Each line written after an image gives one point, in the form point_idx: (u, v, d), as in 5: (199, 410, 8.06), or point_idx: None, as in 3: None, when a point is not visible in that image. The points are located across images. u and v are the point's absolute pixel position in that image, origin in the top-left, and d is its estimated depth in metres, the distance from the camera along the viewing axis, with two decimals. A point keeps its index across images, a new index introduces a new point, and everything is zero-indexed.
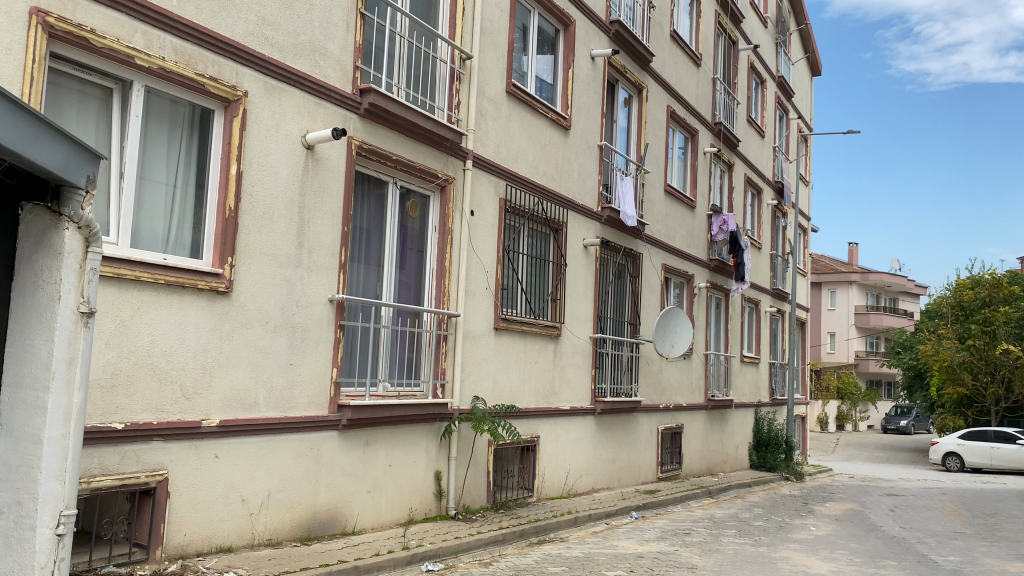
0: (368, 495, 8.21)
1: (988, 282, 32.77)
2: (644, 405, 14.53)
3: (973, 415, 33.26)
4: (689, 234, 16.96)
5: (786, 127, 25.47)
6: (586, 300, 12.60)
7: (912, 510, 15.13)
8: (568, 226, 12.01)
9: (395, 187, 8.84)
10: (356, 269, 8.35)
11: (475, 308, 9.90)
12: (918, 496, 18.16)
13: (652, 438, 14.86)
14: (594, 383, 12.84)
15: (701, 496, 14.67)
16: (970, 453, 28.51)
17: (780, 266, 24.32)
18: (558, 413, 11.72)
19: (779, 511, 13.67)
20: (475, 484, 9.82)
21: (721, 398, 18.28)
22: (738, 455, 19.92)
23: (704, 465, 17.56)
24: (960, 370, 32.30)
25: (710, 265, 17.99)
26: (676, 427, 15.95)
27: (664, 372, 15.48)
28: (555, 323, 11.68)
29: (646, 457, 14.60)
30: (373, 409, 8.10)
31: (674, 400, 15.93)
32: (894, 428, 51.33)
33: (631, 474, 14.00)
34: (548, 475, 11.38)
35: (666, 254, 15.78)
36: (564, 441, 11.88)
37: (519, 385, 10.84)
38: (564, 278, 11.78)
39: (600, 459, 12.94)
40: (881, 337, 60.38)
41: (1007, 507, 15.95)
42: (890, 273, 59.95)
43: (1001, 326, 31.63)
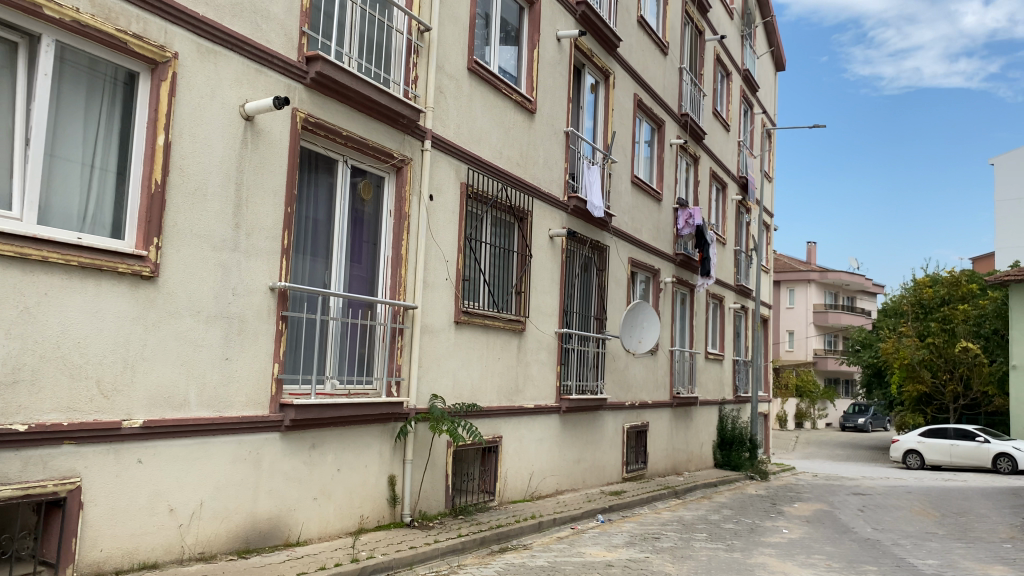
0: (314, 502, 7.52)
1: (947, 280, 33.09)
2: (610, 403, 14.00)
3: (933, 413, 33.48)
4: (656, 228, 16.46)
5: (751, 122, 25.15)
6: (551, 293, 12.01)
7: (881, 510, 14.82)
8: (533, 216, 11.39)
9: (346, 166, 8.15)
10: (301, 255, 7.64)
11: (434, 300, 9.23)
12: (885, 495, 17.90)
13: (618, 437, 14.33)
14: (558, 381, 12.26)
15: (668, 497, 14.18)
16: (931, 451, 28.55)
17: (745, 263, 23.98)
18: (521, 412, 11.12)
19: (749, 512, 13.23)
20: (432, 488, 9.17)
21: (686, 396, 17.84)
22: (703, 454, 19.52)
23: (670, 464, 17.09)
24: (920, 368, 32.45)
25: (676, 260, 17.52)
26: (642, 426, 15.45)
27: (630, 370, 14.96)
28: (519, 317, 11.06)
29: (612, 457, 14.06)
30: (319, 409, 7.41)
31: (640, 398, 15.42)
32: (852, 425, 51.60)
33: (596, 475, 13.46)
34: (510, 478, 10.77)
35: (633, 248, 15.27)
36: (527, 441, 11.28)
37: (480, 382, 10.19)
38: (528, 270, 11.17)
39: (564, 459, 12.36)
40: (839, 336, 60.85)
41: (975, 506, 15.74)
42: (848, 271, 60.42)
43: (960, 324, 31.84)
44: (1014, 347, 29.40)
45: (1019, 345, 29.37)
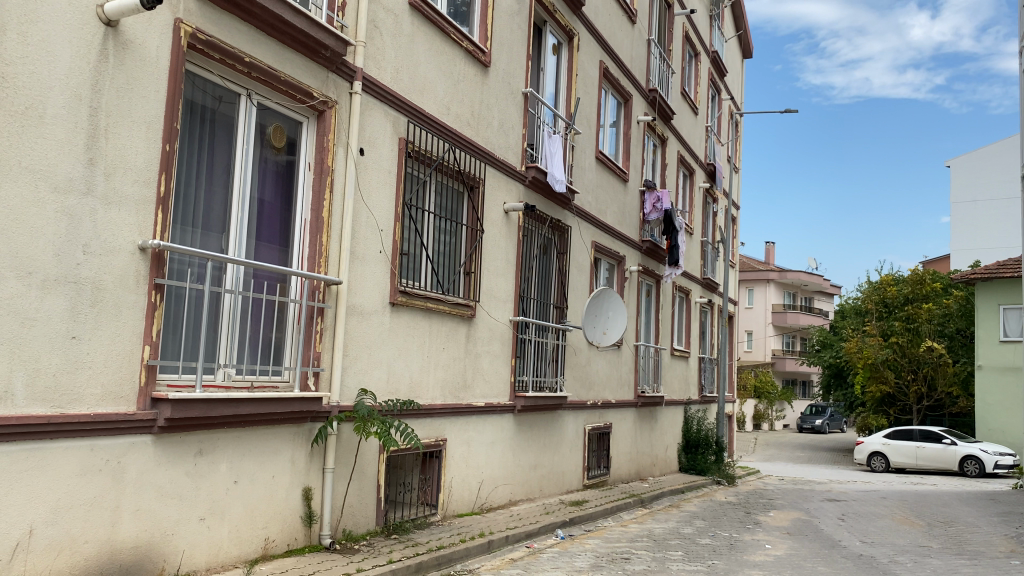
0: (202, 525, 5.91)
1: (911, 278, 32.32)
2: (570, 401, 12.56)
3: (895, 414, 32.71)
4: (621, 211, 15.07)
5: (718, 108, 23.91)
6: (505, 275, 10.51)
7: (862, 519, 13.61)
8: (486, 184, 9.85)
9: (251, 102, 6.55)
10: (186, 210, 6.01)
11: (363, 275, 7.65)
12: (862, 501, 16.75)
13: (579, 439, 12.89)
14: (513, 376, 10.78)
15: (633, 507, 12.79)
16: (896, 453, 27.72)
17: (711, 255, 22.75)
18: (469, 412, 9.61)
19: (723, 524, 11.89)
20: (359, 503, 7.61)
21: (651, 395, 16.49)
22: (667, 456, 18.18)
23: (633, 469, 15.70)
24: (883, 368, 31.70)
25: (642, 247, 16.15)
26: (605, 427, 14.03)
27: (592, 365, 13.53)
28: (468, 301, 9.52)
29: (572, 463, 12.61)
30: (207, 406, 5.80)
31: (603, 396, 14.01)
32: (809, 427, 50.85)
33: (554, 482, 11.99)
34: (456, 488, 9.24)
35: (597, 231, 13.85)
36: (477, 445, 9.77)
37: (421, 376, 8.64)
38: (480, 247, 9.64)
39: (518, 465, 10.86)
40: (796, 337, 60.42)
41: (959, 514, 14.64)
42: (806, 272, 60.01)
43: (924, 324, 31.24)
44: (979, 347, 28.69)
45: (984, 345, 28.68)
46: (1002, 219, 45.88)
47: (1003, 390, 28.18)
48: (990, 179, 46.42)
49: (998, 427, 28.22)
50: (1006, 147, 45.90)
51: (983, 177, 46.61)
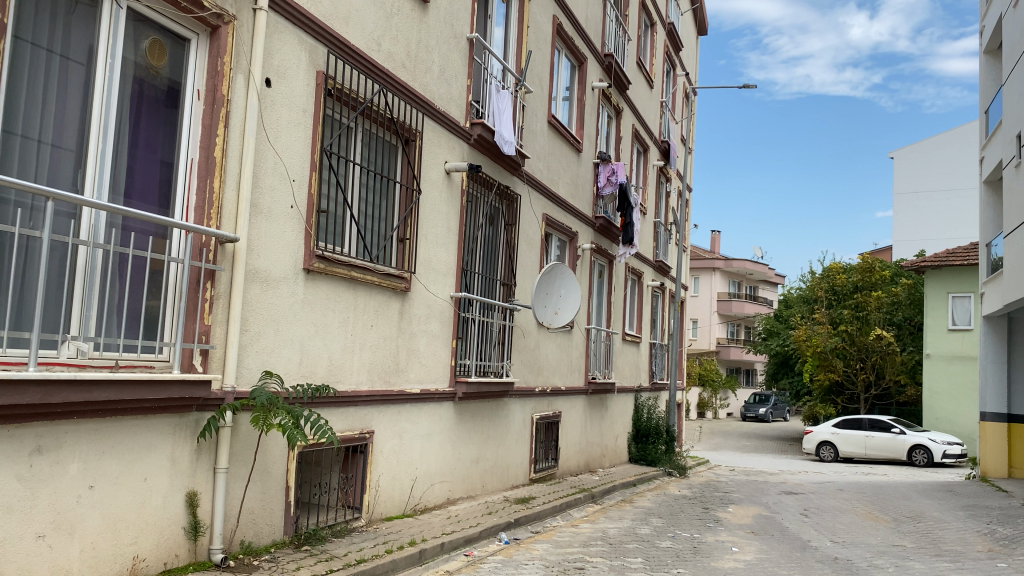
0: (42, 545, 4.56)
1: (861, 266, 32.01)
2: (517, 388, 11.37)
3: (843, 403, 32.39)
4: (574, 182, 13.89)
5: (673, 83, 22.88)
6: (445, 245, 9.23)
7: (826, 514, 12.74)
8: (424, 138, 8.57)
9: (118, 6, 5.19)
10: (23, 138, 4.67)
11: (269, 234, 6.33)
12: (820, 494, 15.97)
13: (525, 429, 11.72)
14: (454, 359, 9.54)
15: (584, 503, 11.67)
16: (846, 443, 27.23)
17: (665, 237, 21.75)
18: (402, 399, 8.35)
19: (682, 522, 10.84)
20: (262, 509, 6.30)
21: (603, 381, 15.40)
22: (618, 447, 17.14)
23: (583, 461, 14.59)
24: (832, 357, 31.31)
25: (596, 225, 15.01)
26: (554, 416, 12.88)
27: (541, 348, 12.35)
28: (402, 272, 8.23)
29: (518, 455, 11.43)
30: (44, 390, 4.43)
31: (552, 383, 12.86)
32: (753, 415, 50.62)
33: (498, 477, 10.79)
34: (383, 488, 7.98)
35: (548, 203, 12.67)
36: (410, 438, 8.52)
37: (344, 357, 7.35)
38: (416, 210, 8.36)
39: (458, 460, 9.63)
40: (741, 325, 60.41)
41: (922, 507, 13.92)
42: (752, 260, 59.99)
43: (873, 312, 30.93)
44: (928, 336, 28.36)
45: (933, 333, 28.34)
46: (943, 209, 46.15)
47: (951, 379, 27.96)
48: (932, 170, 46.50)
49: (945, 416, 28.03)
50: (948, 137, 46.00)
51: (925, 168, 46.66)
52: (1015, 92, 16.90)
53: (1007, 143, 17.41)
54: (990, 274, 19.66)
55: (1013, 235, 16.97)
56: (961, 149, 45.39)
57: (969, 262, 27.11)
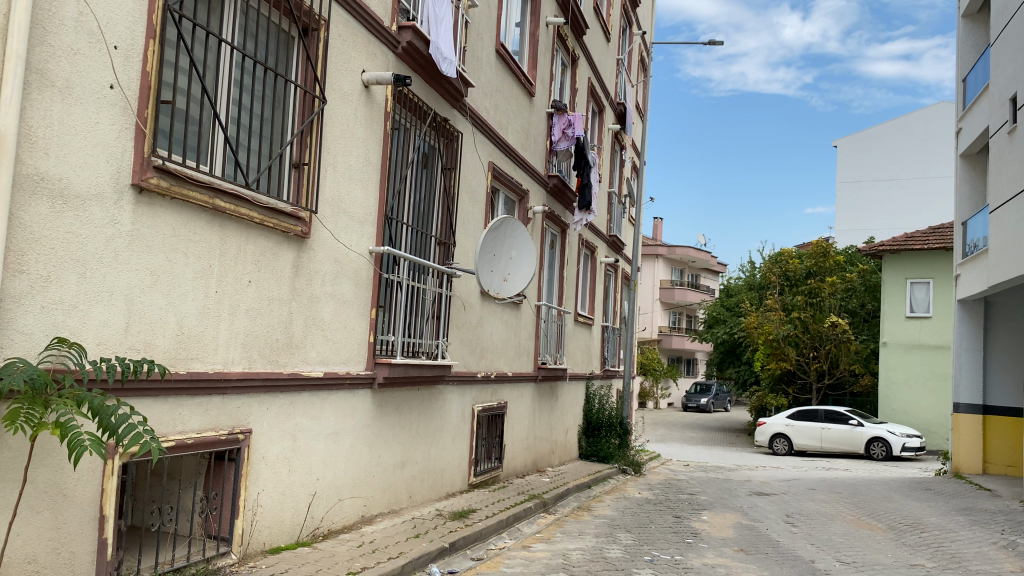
0: None
1: (814, 250, 30.74)
2: (455, 373, 9.19)
3: (794, 393, 31.07)
4: (525, 131, 11.72)
5: (630, 43, 20.82)
6: (362, 184, 6.98)
7: (815, 523, 10.90)
8: (332, 31, 6.33)
9: None
10: None
11: (63, 124, 4.05)
12: (794, 495, 14.20)
13: (463, 424, 9.55)
14: (373, 335, 7.31)
15: (535, 515, 9.56)
16: (800, 435, 25.76)
17: (619, 210, 19.70)
18: (296, 387, 6.13)
19: (656, 539, 8.82)
20: (51, 558, 4.02)
21: (554, 367, 13.32)
22: (567, 442, 15.07)
23: (531, 459, 12.48)
24: (784, 345, 29.93)
25: (549, 185, 12.87)
26: (498, 407, 10.73)
27: (484, 325, 10.17)
28: (299, 210, 5.99)
29: (454, 456, 9.27)
30: None
31: (496, 367, 10.70)
32: (694, 405, 49.32)
33: (430, 483, 8.62)
34: (265, 508, 5.74)
35: (496, 150, 10.46)
36: (309, 439, 6.30)
37: (202, 324, 5.09)
38: (317, 128, 6.14)
39: (376, 465, 7.42)
40: (682, 314, 59.35)
41: (913, 512, 12.24)
42: (695, 248, 58.89)
43: (827, 298, 29.62)
44: (885, 323, 27.12)
45: (890, 320, 27.12)
46: (886, 198, 45.39)
47: (908, 369, 26.77)
48: (876, 158, 45.69)
49: (901, 407, 26.85)
50: (893, 125, 45.26)
51: (871, 157, 45.76)
52: (1006, 52, 15.34)
53: (994, 108, 15.87)
54: (966, 256, 18.21)
55: (999, 210, 15.44)
56: (905, 138, 44.67)
57: (930, 246, 25.96)
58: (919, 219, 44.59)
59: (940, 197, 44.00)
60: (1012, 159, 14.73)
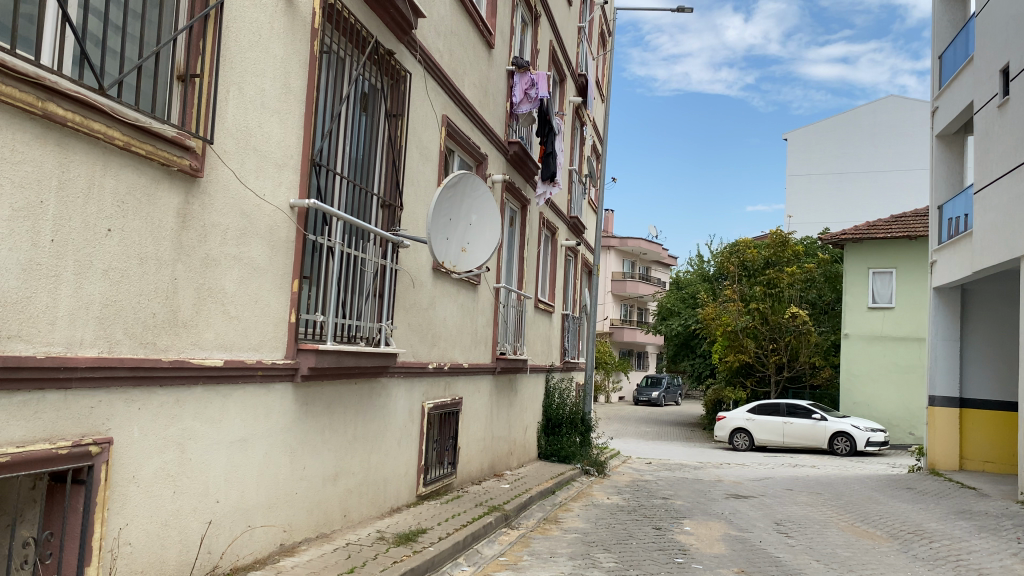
0: None
1: (774, 240, 29.86)
2: (401, 363, 7.65)
3: (752, 386, 30.14)
4: (483, 87, 10.19)
5: (592, 11, 19.41)
6: (278, 117, 5.39)
7: (810, 533, 9.62)
8: None
9: None
10: None
11: None
12: (775, 497, 12.96)
13: (411, 424, 8.00)
14: (295, 314, 5.70)
15: (496, 531, 8.06)
16: (761, 430, 24.76)
17: (579, 190, 18.27)
18: (183, 380, 4.52)
19: (641, 560, 7.37)
20: None
21: (513, 359, 11.84)
22: (526, 440, 13.58)
23: (487, 462, 10.97)
24: (743, 337, 28.98)
25: (508, 152, 11.34)
26: (451, 403, 9.19)
27: (437, 308, 8.64)
28: (185, 137, 4.40)
29: (399, 462, 7.71)
30: None
31: (449, 357, 9.17)
32: (645, 399, 48.33)
33: (368, 497, 7.05)
34: (133, 548, 4.14)
35: (451, 102, 8.89)
36: (202, 449, 4.70)
37: (26, 286, 3.48)
38: (211, 29, 4.57)
39: (299, 479, 5.84)
40: (633, 306, 58.51)
41: (909, 516, 11.07)
42: (646, 240, 58.16)
43: (787, 289, 28.71)
44: (847, 314, 26.33)
45: (853, 311, 26.29)
46: (835, 191, 44.77)
47: (871, 361, 25.99)
48: (827, 151, 45.17)
49: (863, 401, 26.05)
50: (844, 118, 44.88)
51: (821, 150, 45.22)
52: (995, 20, 14.33)
53: (980, 82, 14.84)
54: (943, 241, 17.25)
55: (985, 191, 14.42)
56: (856, 131, 44.26)
57: (893, 234, 25.33)
58: (868, 213, 44.03)
59: (888, 190, 43.43)
60: (1002, 135, 13.69)
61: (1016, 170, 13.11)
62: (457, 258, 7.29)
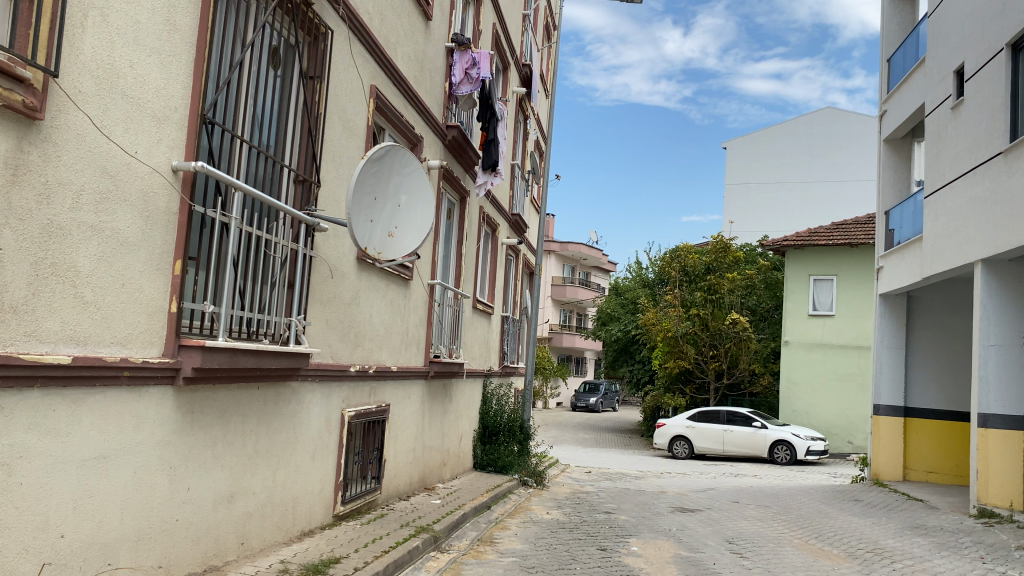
0: None
1: (714, 245, 29.52)
2: (316, 364, 6.65)
3: (692, 393, 29.73)
4: (418, 61, 9.26)
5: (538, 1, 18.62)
6: (157, 57, 4.38)
7: (765, 552, 8.91)
8: None
9: None
10: None
11: None
12: (722, 511, 12.30)
13: (327, 435, 7.00)
14: (179, 303, 4.68)
15: (423, 557, 7.10)
16: (701, 438, 24.30)
17: (521, 187, 17.41)
18: (11, 382, 3.49)
19: None
20: None
21: (447, 362, 10.89)
22: (460, 450, 12.64)
23: (417, 475, 10.00)
24: (683, 343, 28.57)
25: (446, 136, 10.41)
26: (375, 411, 8.21)
27: (360, 303, 7.66)
28: (14, 62, 3.37)
29: (312, 479, 6.71)
30: None
31: (374, 359, 8.19)
32: (583, 405, 47.76)
33: (273, 520, 6.04)
34: None
35: (381, 72, 7.92)
36: (40, 470, 3.67)
37: None
38: None
39: (181, 503, 4.82)
40: (572, 312, 57.99)
41: (863, 532, 10.49)
42: (586, 245, 57.82)
43: (727, 295, 28.40)
44: (787, 321, 26.13)
45: (793, 319, 26.18)
46: (772, 200, 44.96)
47: (810, 369, 25.78)
48: (765, 160, 45.37)
49: (803, 409, 25.82)
50: (782, 128, 45.16)
51: (760, 159, 45.40)
52: (948, 21, 14.02)
53: (932, 83, 14.52)
54: (890, 247, 16.94)
55: (936, 196, 14.07)
56: (793, 141, 44.56)
57: (833, 242, 25.22)
58: (804, 222, 44.40)
59: (824, 200, 43.91)
60: (955, 137, 13.34)
61: (969, 172, 12.76)
62: (384, 242, 6.34)
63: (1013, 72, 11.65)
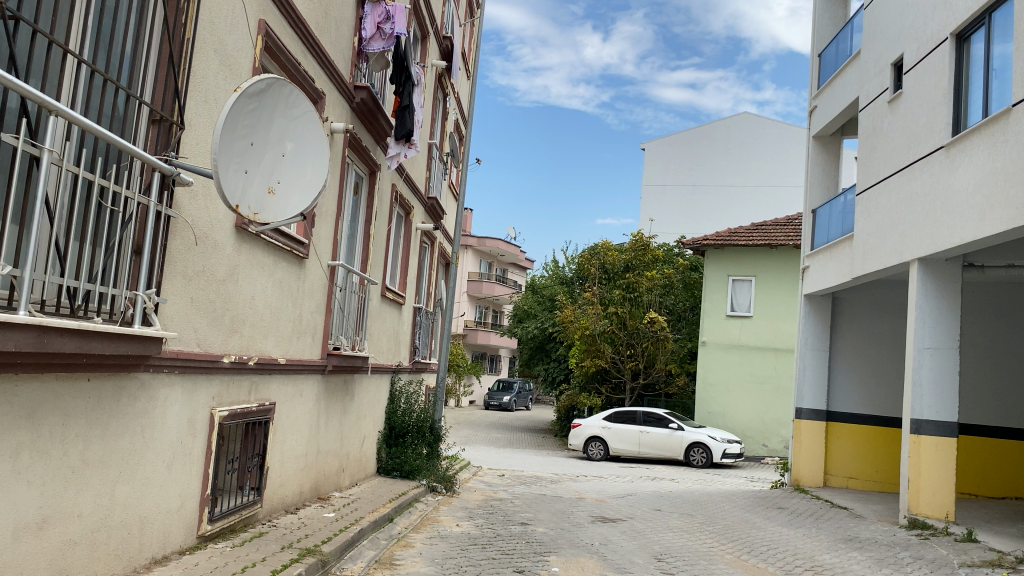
0: None
1: (634, 243, 28.91)
2: (174, 352, 5.36)
3: (607, 393, 29.12)
4: (322, 5, 8.02)
5: None
6: None
7: (697, 571, 8.04)
8: None
9: None
10: None
11: None
12: (645, 520, 11.43)
13: (189, 437, 5.72)
14: None
15: None
16: (617, 439, 23.56)
17: (438, 170, 16.25)
18: None
19: None
20: None
21: (349, 355, 9.65)
22: (362, 453, 11.41)
23: (308, 482, 8.72)
24: (600, 342, 27.88)
25: (354, 98, 9.19)
26: (255, 411, 6.94)
27: (239, 282, 6.39)
28: None
29: (168, 493, 5.42)
30: None
31: (256, 348, 6.91)
32: (496, 404, 46.77)
33: (110, 547, 4.75)
34: None
35: (273, 7, 6.65)
36: None
37: None
38: None
39: None
40: (487, 309, 56.90)
41: (796, 545, 9.77)
42: (503, 241, 56.87)
43: (645, 294, 27.87)
44: (705, 321, 25.76)
45: (710, 319, 25.81)
46: (688, 202, 44.94)
47: (727, 370, 25.43)
48: (682, 162, 45.33)
49: (718, 411, 25.45)
50: (699, 131, 45.20)
51: (677, 160, 45.32)
52: (886, 11, 13.57)
53: (867, 76, 14.06)
54: (816, 246, 16.52)
55: (869, 193, 13.60)
56: (710, 144, 44.65)
57: (753, 242, 25.03)
58: (717, 224, 44.51)
59: (738, 205, 44.15)
60: (891, 131, 12.87)
61: (905, 167, 12.29)
62: (264, 199, 5.15)
63: (957, 64, 11.13)
